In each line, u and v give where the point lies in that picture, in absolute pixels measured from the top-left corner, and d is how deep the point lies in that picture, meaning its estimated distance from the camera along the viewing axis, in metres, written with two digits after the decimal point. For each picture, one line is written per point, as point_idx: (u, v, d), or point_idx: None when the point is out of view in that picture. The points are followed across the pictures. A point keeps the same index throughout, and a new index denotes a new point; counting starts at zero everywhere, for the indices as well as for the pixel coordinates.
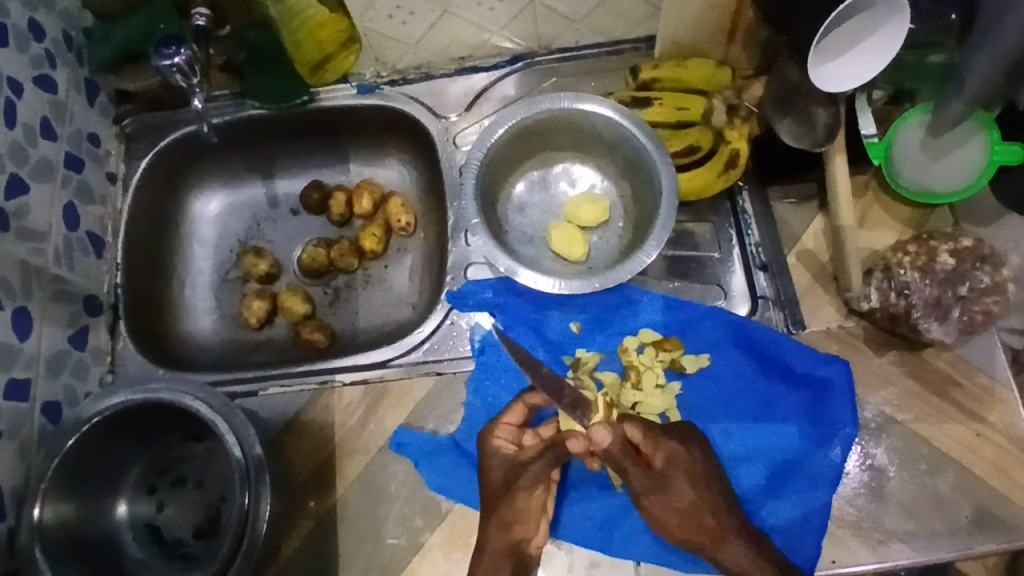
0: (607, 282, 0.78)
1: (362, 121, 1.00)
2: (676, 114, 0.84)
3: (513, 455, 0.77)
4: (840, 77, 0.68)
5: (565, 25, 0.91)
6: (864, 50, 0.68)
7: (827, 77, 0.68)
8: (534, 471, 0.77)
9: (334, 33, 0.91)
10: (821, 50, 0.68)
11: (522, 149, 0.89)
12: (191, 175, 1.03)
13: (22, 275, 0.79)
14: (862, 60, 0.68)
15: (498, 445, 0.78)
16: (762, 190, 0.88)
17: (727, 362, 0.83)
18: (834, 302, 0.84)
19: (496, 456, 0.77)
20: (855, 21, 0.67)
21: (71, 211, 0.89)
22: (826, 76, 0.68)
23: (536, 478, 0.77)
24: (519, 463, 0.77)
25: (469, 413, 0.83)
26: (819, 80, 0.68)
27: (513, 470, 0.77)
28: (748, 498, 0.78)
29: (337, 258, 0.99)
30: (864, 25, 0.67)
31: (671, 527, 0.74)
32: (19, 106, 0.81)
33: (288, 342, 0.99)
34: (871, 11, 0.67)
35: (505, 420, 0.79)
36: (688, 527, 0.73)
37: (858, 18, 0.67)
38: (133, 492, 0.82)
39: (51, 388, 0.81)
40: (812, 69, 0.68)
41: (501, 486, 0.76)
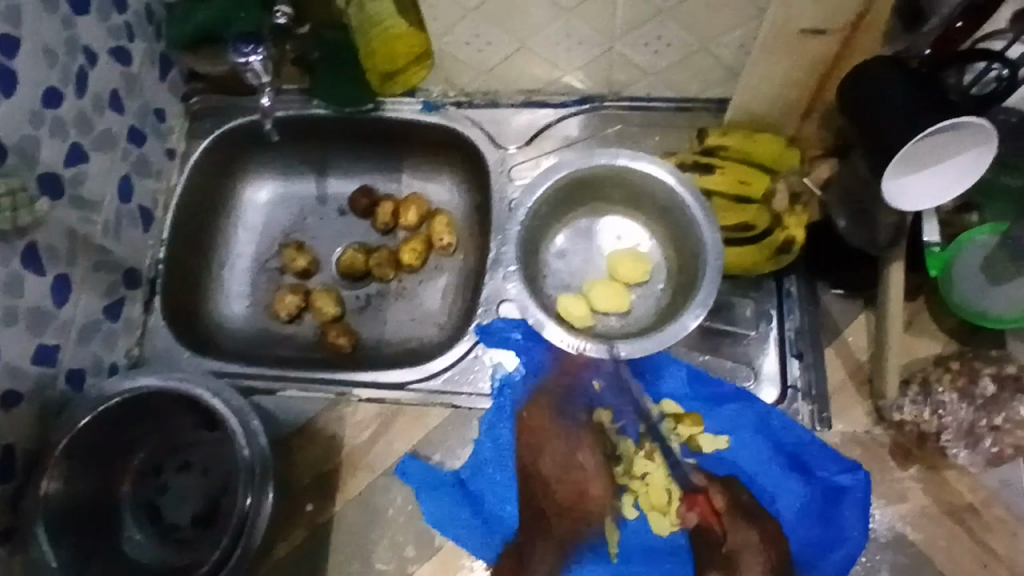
0: (636, 352, 0.76)
1: (421, 136, 1.00)
2: (737, 187, 0.82)
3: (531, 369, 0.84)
4: (906, 195, 0.67)
5: (638, 76, 0.90)
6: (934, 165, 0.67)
7: (896, 191, 0.67)
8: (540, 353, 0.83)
9: (408, 47, 0.90)
10: (901, 160, 0.66)
11: (570, 201, 0.87)
12: (247, 162, 1.05)
13: (69, 242, 0.81)
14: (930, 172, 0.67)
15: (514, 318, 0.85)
16: (811, 276, 0.85)
17: (747, 449, 0.80)
18: (865, 405, 0.81)
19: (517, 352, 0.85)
20: (937, 140, 0.66)
21: (127, 182, 0.90)
22: (896, 190, 0.67)
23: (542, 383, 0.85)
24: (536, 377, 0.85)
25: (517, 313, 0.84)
26: (892, 190, 0.67)
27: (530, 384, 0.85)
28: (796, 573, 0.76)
29: (371, 260, 1.00)
30: (945, 146, 0.66)
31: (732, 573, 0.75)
32: (92, 75, 0.83)
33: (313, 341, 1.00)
34: (955, 135, 0.65)
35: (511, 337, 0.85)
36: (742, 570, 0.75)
37: (941, 137, 0.65)
38: (139, 474, 0.84)
39: (79, 354, 0.83)
40: (884, 180, 0.67)
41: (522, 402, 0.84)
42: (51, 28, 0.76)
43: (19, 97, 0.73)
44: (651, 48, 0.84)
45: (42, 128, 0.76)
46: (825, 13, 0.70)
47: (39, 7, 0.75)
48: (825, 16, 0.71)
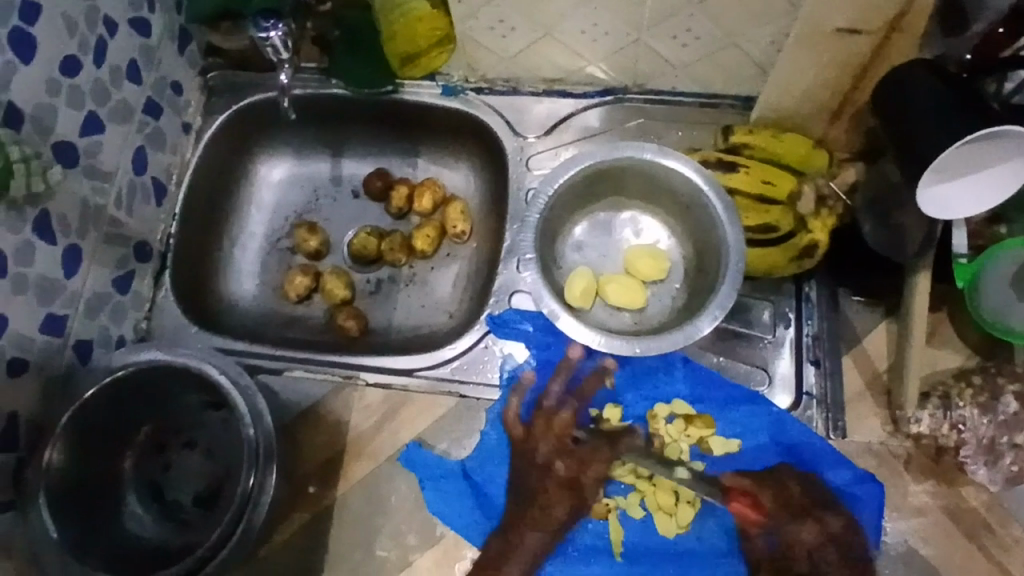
0: (650, 350, 0.74)
1: (440, 121, 0.99)
2: (761, 187, 0.80)
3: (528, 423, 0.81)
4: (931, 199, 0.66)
5: (664, 69, 0.88)
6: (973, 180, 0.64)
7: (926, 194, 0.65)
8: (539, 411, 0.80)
9: (431, 29, 0.89)
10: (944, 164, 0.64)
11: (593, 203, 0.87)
12: (262, 140, 1.03)
13: (81, 213, 0.80)
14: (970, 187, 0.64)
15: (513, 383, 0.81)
16: (831, 282, 0.84)
17: (759, 454, 0.79)
18: (882, 415, 0.79)
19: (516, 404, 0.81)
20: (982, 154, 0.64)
21: (141, 155, 0.89)
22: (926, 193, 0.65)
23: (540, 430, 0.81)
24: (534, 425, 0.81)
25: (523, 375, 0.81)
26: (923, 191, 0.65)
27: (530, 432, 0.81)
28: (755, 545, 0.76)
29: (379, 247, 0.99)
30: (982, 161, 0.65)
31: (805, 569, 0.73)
32: (110, 45, 0.82)
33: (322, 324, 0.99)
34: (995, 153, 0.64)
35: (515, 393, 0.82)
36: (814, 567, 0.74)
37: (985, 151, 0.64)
38: (142, 449, 0.84)
39: (87, 326, 0.82)
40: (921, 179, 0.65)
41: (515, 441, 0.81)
42: None
43: (36, 64, 0.72)
44: (679, 41, 0.82)
45: (58, 97, 0.75)
46: (862, 12, 0.68)
47: None
48: (862, 15, 0.69)
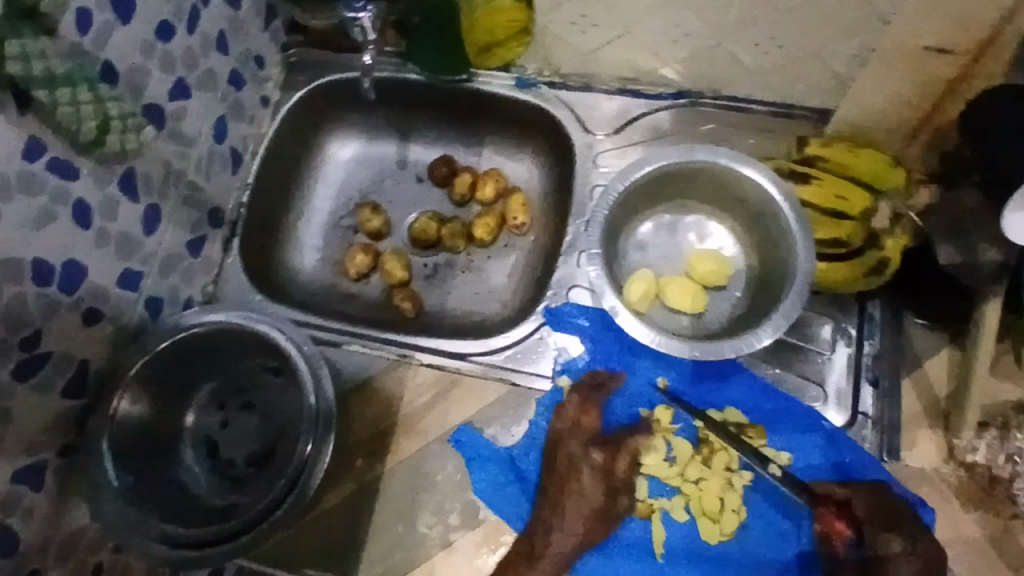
0: (709, 354, 0.73)
1: (509, 113, 1.00)
2: (833, 202, 0.80)
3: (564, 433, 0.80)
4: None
5: (742, 76, 0.88)
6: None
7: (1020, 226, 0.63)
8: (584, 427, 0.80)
9: (508, 21, 0.91)
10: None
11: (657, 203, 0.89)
12: (334, 118, 1.06)
13: (163, 174, 0.83)
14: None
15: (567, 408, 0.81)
16: (896, 303, 0.83)
17: (808, 469, 0.78)
18: (937, 441, 0.78)
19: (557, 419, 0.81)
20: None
21: (222, 124, 0.92)
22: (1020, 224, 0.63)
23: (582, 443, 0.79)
24: (570, 435, 0.80)
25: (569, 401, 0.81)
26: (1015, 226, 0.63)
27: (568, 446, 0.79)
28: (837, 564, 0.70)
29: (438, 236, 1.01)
30: None
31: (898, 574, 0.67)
32: (203, 14, 0.84)
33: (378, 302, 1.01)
34: None
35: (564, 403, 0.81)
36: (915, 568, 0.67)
37: None
38: (202, 406, 0.86)
39: (159, 285, 0.85)
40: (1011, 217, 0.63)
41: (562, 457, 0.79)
42: None
43: (134, 26, 0.75)
44: (760, 48, 0.82)
45: (151, 60, 0.78)
46: (956, 29, 0.67)
47: None
48: (955, 34, 0.68)
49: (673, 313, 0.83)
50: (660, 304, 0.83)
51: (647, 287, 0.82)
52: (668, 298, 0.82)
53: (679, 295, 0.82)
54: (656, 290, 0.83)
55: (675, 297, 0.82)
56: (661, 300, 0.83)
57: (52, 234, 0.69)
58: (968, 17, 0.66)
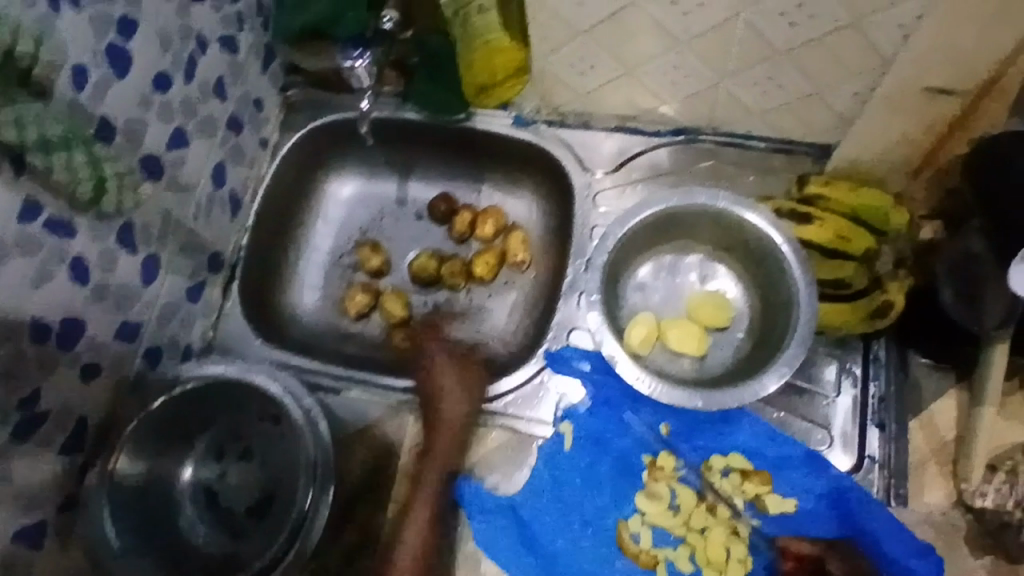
0: (711, 405, 0.72)
1: (508, 150, 1.00)
2: (835, 241, 0.78)
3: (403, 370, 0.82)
4: None
5: (741, 114, 0.87)
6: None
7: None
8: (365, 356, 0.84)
9: (507, 60, 0.89)
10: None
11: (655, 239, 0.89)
12: (333, 158, 1.05)
13: (162, 224, 0.82)
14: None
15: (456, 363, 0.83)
16: (902, 343, 0.81)
17: (817, 516, 0.76)
18: (947, 487, 0.77)
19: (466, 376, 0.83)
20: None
21: (221, 169, 0.91)
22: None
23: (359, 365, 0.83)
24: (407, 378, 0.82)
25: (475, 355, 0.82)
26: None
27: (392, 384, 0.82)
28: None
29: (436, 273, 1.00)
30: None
31: None
32: (201, 62, 0.85)
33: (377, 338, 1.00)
34: None
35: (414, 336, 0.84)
36: None
37: None
38: (201, 457, 0.84)
39: (158, 334, 0.85)
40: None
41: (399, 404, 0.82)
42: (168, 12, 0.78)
43: (131, 79, 0.75)
44: (760, 88, 0.81)
45: (149, 112, 0.78)
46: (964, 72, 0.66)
47: None
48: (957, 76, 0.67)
49: (675, 355, 0.82)
50: (661, 346, 0.82)
51: (650, 332, 0.81)
52: (670, 342, 0.81)
53: (681, 338, 0.81)
54: (659, 332, 0.82)
55: (677, 341, 0.81)
56: (663, 342, 0.82)
57: (51, 292, 0.69)
58: (970, 59, 0.66)
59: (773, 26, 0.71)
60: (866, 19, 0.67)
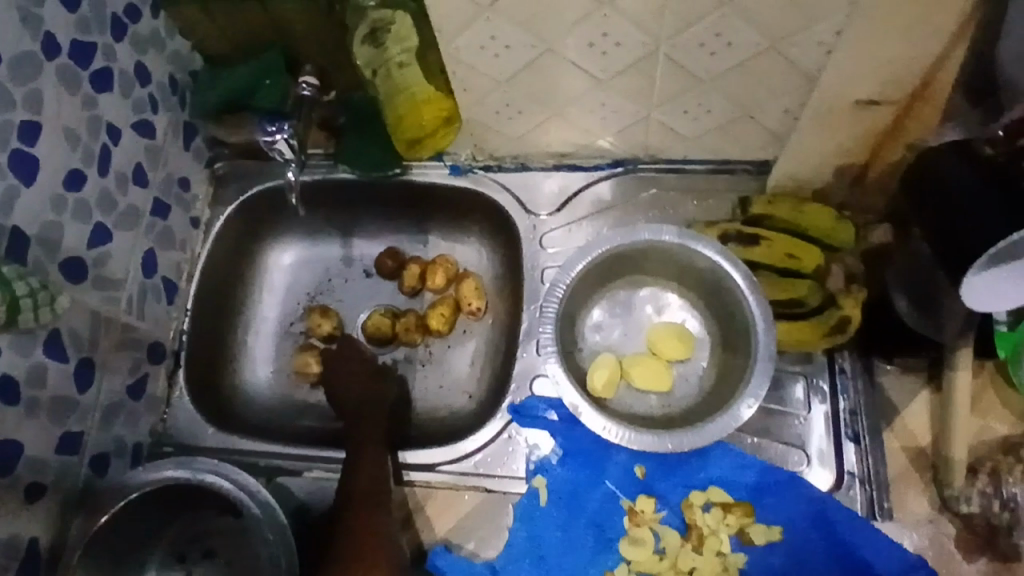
0: (683, 445, 0.71)
1: (449, 199, 0.98)
2: (784, 260, 0.78)
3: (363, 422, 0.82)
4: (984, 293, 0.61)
5: (677, 140, 0.86)
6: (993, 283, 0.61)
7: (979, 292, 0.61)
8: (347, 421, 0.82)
9: (437, 111, 0.87)
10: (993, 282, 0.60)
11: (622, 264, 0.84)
12: (272, 227, 1.02)
13: (92, 325, 0.78)
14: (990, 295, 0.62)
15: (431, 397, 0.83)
16: (867, 353, 0.80)
17: (804, 542, 0.75)
18: (929, 492, 0.75)
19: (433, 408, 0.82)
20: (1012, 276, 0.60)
21: (151, 257, 0.88)
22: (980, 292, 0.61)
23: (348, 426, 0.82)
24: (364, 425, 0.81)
25: None
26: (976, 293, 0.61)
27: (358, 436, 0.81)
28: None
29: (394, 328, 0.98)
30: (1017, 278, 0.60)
31: None
32: (114, 152, 0.81)
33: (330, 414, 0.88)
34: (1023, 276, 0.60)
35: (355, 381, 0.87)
36: None
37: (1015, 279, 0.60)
38: (162, 561, 0.80)
39: (102, 439, 0.81)
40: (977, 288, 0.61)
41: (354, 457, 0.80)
42: (72, 108, 0.75)
43: (40, 183, 0.72)
44: (690, 114, 0.80)
45: (63, 212, 0.75)
46: (885, 84, 0.66)
47: (59, 89, 0.73)
48: (878, 87, 0.67)
49: (642, 393, 0.80)
50: (627, 384, 0.80)
51: (613, 374, 0.79)
52: (635, 381, 0.79)
53: (646, 375, 0.79)
54: (622, 372, 0.80)
55: (642, 379, 0.79)
56: (628, 381, 0.80)
57: None
58: (894, 68, 0.64)
59: (693, 57, 0.71)
60: (782, 42, 0.66)
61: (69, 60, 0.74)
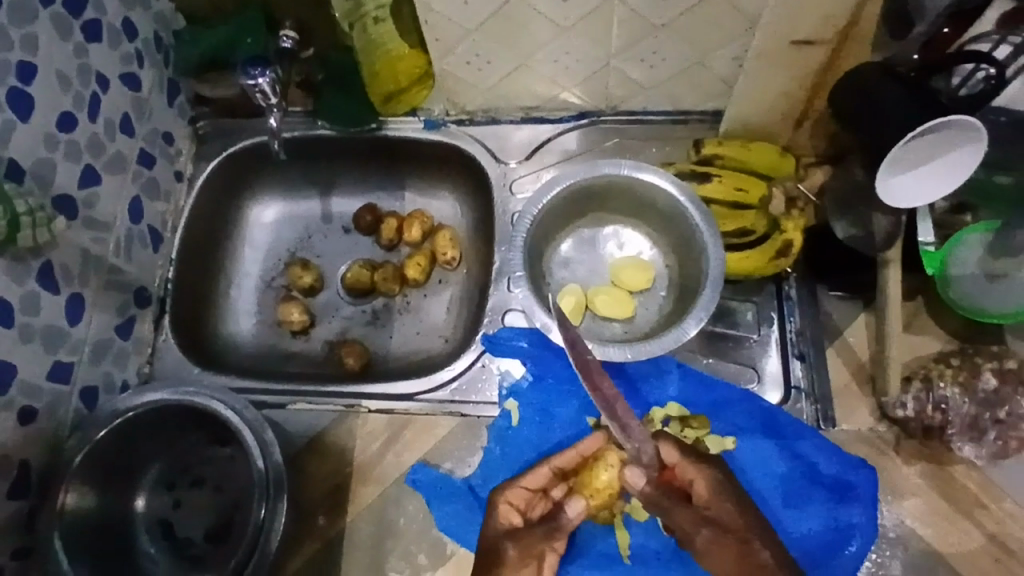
0: (641, 355, 0.77)
1: (424, 154, 1.03)
2: (733, 195, 0.85)
3: (513, 523, 0.74)
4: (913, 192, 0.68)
5: (635, 91, 0.93)
6: (903, 182, 0.68)
7: (903, 194, 0.69)
8: (527, 539, 0.74)
9: (411, 66, 0.94)
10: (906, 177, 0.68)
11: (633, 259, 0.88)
12: (253, 184, 1.07)
13: (81, 261, 0.82)
14: (913, 195, 0.69)
15: (576, 452, 0.79)
16: (810, 280, 0.87)
17: (756, 449, 0.81)
18: (869, 404, 0.82)
19: (567, 457, 0.79)
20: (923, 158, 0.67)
21: (137, 204, 0.92)
22: (902, 193, 0.69)
23: (527, 547, 0.74)
24: (515, 531, 0.74)
25: (580, 449, 0.79)
26: (898, 196, 0.69)
27: (503, 537, 0.73)
28: (769, 509, 0.79)
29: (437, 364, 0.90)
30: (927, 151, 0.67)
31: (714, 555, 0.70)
32: (103, 100, 0.86)
33: (557, 525, 0.76)
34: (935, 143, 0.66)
35: (522, 484, 0.77)
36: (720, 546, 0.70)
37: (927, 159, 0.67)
38: (152, 488, 0.85)
39: (92, 373, 0.84)
40: (893, 189, 0.69)
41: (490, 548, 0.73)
42: (65, 53, 0.79)
43: (35, 122, 0.76)
44: (646, 63, 0.87)
45: (56, 151, 0.79)
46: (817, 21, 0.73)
47: (54, 37, 0.78)
48: (813, 29, 0.72)
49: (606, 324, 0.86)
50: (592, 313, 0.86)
51: (577, 304, 0.85)
52: (598, 309, 0.85)
53: (609, 305, 0.85)
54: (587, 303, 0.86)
55: (605, 307, 0.85)
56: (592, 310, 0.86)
57: None
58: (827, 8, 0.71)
59: (645, 3, 0.77)
60: None
61: (63, 9, 0.78)
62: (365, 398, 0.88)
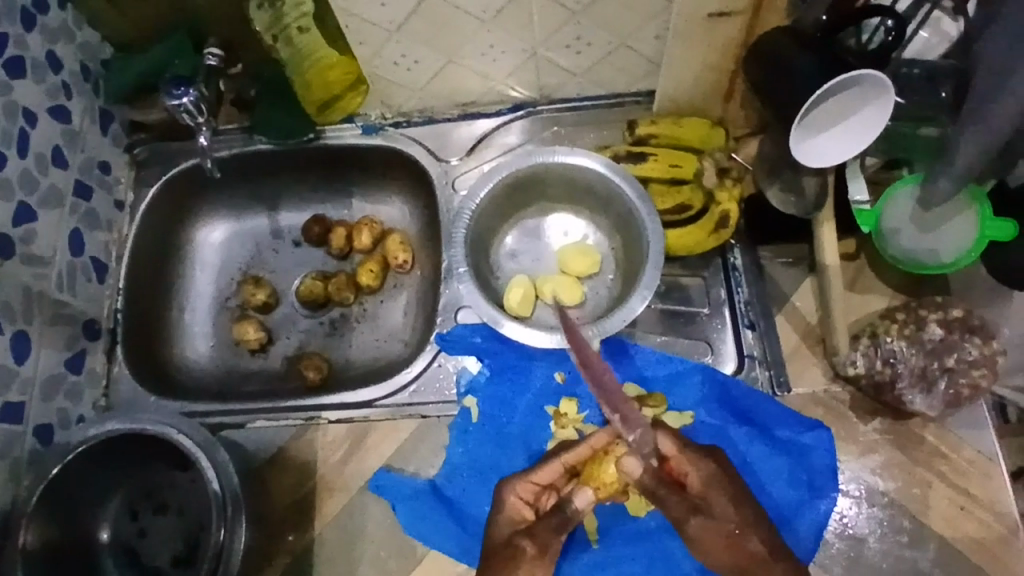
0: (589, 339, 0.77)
1: (367, 160, 1.03)
2: (670, 172, 0.86)
3: (524, 518, 0.73)
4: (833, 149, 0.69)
5: (566, 78, 0.93)
6: (824, 143, 0.70)
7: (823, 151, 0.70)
8: (541, 534, 0.71)
9: (344, 74, 0.93)
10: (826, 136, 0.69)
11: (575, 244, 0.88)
12: (197, 205, 1.06)
13: (24, 298, 0.82)
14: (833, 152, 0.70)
15: (586, 446, 0.76)
16: (754, 249, 0.88)
17: (714, 421, 0.82)
18: (821, 365, 0.83)
19: (577, 450, 0.76)
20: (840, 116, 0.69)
21: (77, 237, 0.91)
22: (823, 151, 0.70)
23: (542, 541, 0.71)
24: (526, 528, 0.71)
25: (592, 442, 0.75)
26: (820, 155, 0.70)
27: (517, 534, 0.71)
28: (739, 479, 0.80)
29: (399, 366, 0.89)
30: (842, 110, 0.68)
31: (710, 547, 0.68)
32: (32, 135, 0.85)
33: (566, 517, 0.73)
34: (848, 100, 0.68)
35: (532, 478, 0.75)
36: (716, 537, 0.68)
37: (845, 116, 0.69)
38: (116, 516, 0.84)
39: (45, 410, 0.83)
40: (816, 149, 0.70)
41: (500, 545, 0.71)
42: None
43: None
44: (573, 49, 0.87)
45: None
46: None
47: None
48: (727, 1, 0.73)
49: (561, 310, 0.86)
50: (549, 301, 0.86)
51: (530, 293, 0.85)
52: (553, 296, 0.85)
53: (563, 289, 0.85)
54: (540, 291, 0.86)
55: (559, 292, 0.85)
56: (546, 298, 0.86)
57: None
58: None
59: None
60: None
61: None
62: (325, 408, 0.87)
